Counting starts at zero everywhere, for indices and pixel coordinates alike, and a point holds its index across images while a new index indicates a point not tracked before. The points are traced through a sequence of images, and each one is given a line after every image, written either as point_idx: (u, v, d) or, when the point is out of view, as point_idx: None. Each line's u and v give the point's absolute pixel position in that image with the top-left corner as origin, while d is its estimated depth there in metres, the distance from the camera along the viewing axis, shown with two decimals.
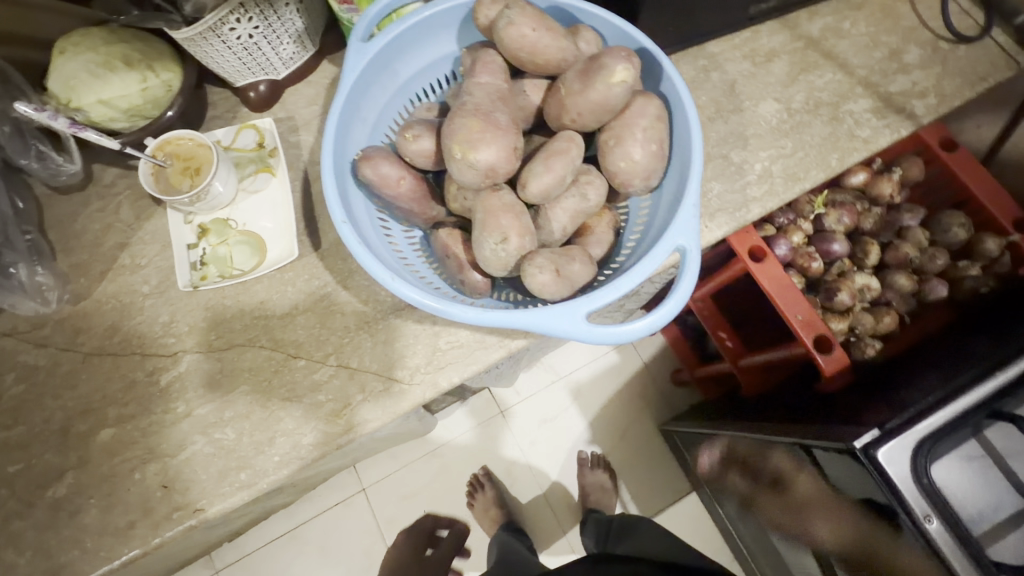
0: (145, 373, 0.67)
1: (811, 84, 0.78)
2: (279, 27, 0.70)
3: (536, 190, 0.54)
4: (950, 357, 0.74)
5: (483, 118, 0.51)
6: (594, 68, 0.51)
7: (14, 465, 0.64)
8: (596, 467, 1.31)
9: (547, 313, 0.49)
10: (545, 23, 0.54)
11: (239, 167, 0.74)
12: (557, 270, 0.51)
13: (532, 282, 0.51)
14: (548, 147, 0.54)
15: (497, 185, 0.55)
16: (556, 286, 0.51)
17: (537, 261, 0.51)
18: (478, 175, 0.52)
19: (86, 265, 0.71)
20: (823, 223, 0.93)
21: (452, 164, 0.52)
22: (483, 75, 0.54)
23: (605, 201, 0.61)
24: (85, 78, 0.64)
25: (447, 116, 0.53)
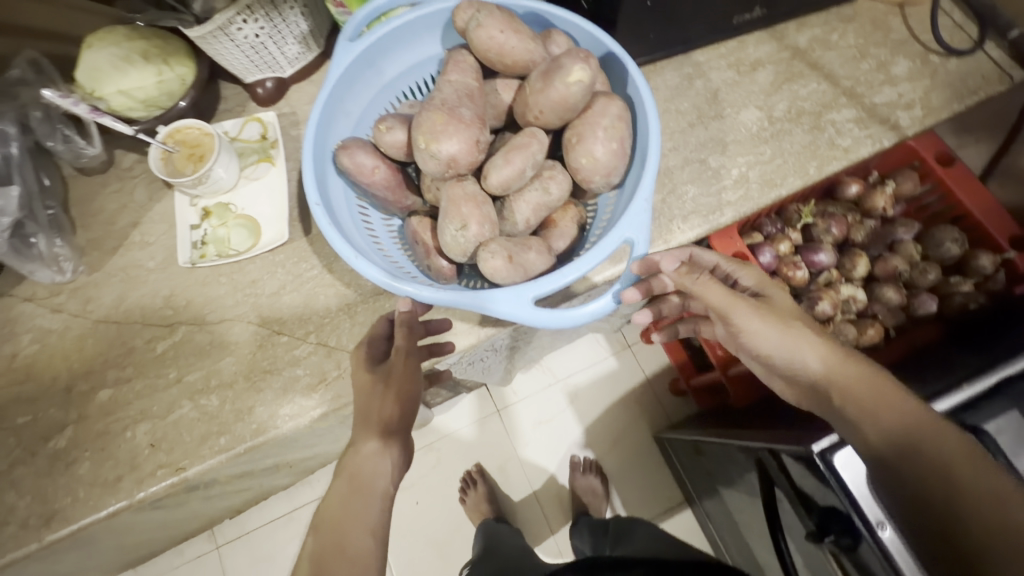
0: (144, 340, 0.73)
1: (795, 93, 0.79)
2: (285, 28, 0.76)
3: (497, 181, 0.57)
4: (928, 370, 0.73)
5: (448, 112, 0.55)
6: (553, 67, 0.54)
7: (22, 417, 0.71)
8: (588, 472, 1.31)
9: (492, 294, 0.52)
10: (513, 27, 0.57)
11: (243, 156, 0.80)
12: (509, 257, 0.54)
13: (485, 267, 0.54)
14: (510, 142, 0.57)
15: (462, 176, 0.58)
16: (508, 271, 0.54)
17: (490, 247, 0.54)
18: (440, 164, 0.55)
19: (101, 240, 0.78)
20: (811, 233, 0.93)
21: (418, 155, 0.56)
22: (453, 74, 0.58)
23: (570, 196, 0.64)
24: (108, 70, 0.71)
25: (416, 109, 0.56)
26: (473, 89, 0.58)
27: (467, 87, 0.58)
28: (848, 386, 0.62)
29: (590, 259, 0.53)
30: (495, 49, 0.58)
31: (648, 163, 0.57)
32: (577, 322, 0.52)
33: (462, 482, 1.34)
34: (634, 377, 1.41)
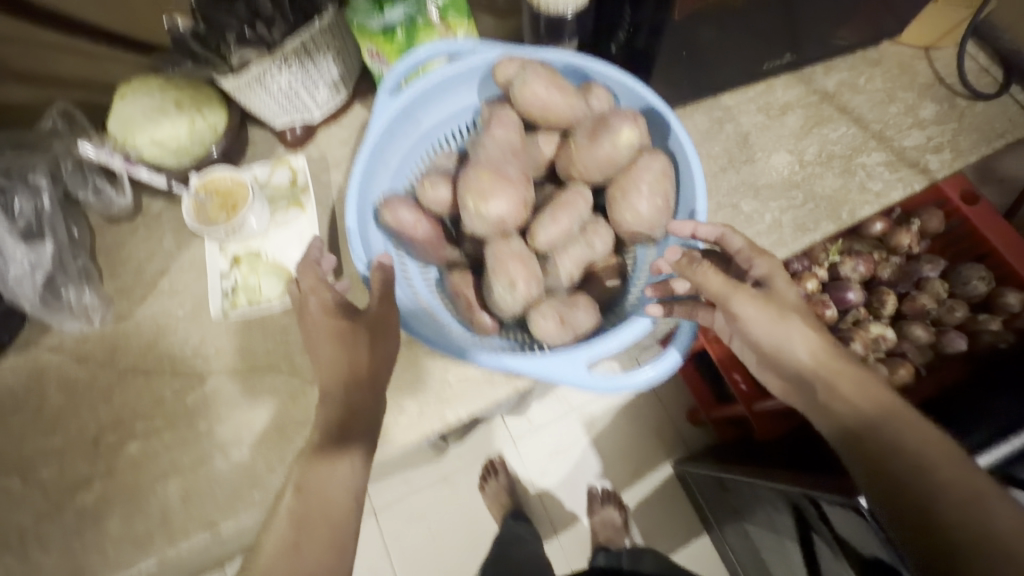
0: (173, 390, 0.71)
1: (825, 137, 0.80)
2: (318, 76, 0.76)
3: (544, 241, 0.57)
4: (968, 416, 0.73)
5: (493, 170, 0.54)
6: (601, 127, 0.55)
7: (48, 469, 0.68)
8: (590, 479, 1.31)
9: (544, 356, 0.53)
10: (558, 85, 0.57)
11: (272, 203, 0.80)
12: (562, 319, 0.55)
13: (536, 329, 0.55)
14: (557, 200, 0.58)
15: (507, 232, 0.57)
16: (560, 333, 0.55)
17: (542, 309, 0.55)
18: (488, 224, 0.55)
19: (130, 289, 0.77)
20: (838, 271, 0.93)
21: (465, 214, 0.56)
22: (498, 130, 0.57)
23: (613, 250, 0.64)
24: (139, 120, 0.70)
25: (462, 167, 0.56)
26: (518, 146, 0.58)
27: (511, 143, 0.57)
28: (833, 382, 0.56)
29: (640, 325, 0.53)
30: (540, 108, 0.58)
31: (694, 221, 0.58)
32: (623, 389, 0.53)
33: (484, 470, 1.36)
34: (652, 406, 1.40)
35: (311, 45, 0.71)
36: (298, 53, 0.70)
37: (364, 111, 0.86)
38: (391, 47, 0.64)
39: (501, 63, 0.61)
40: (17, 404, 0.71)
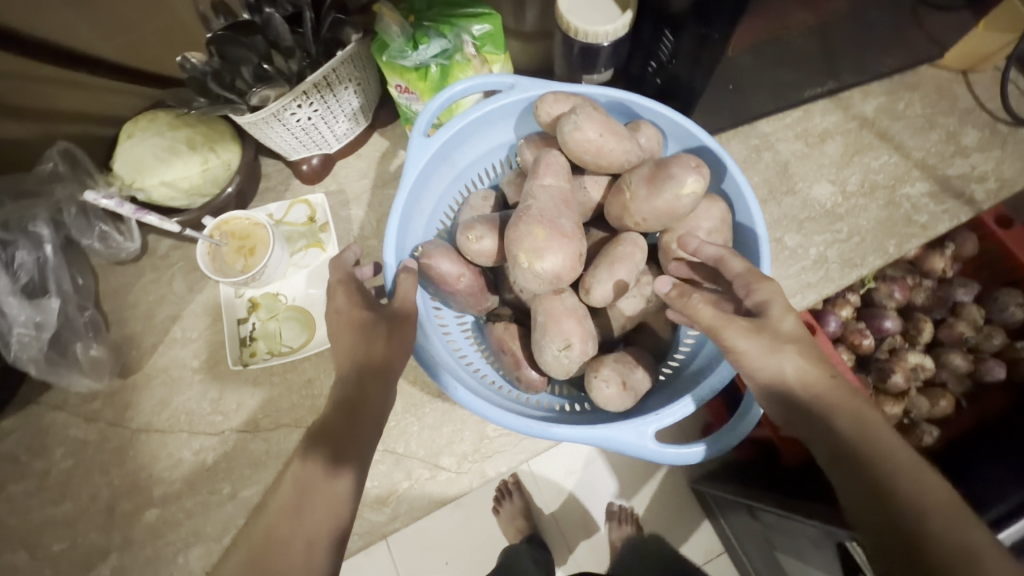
0: (191, 452, 0.68)
1: (866, 166, 0.78)
2: (337, 107, 0.70)
3: (600, 297, 0.53)
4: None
5: (549, 225, 0.51)
6: (661, 175, 0.51)
7: (59, 543, 0.65)
8: (620, 515, 0.79)
9: (614, 428, 0.49)
10: (611, 128, 0.54)
11: (290, 241, 0.75)
12: (623, 382, 0.52)
13: (598, 394, 0.53)
14: (611, 252, 0.54)
15: (559, 288, 0.54)
16: (621, 397, 0.53)
17: (604, 372, 0.53)
18: (543, 282, 0.52)
19: (138, 337, 0.72)
20: (872, 297, 0.87)
21: (517, 272, 0.52)
22: (547, 177, 0.54)
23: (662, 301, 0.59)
24: (151, 162, 0.66)
25: (510, 219, 0.52)
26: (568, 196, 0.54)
27: (561, 191, 0.54)
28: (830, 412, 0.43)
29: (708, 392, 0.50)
30: (593, 153, 0.54)
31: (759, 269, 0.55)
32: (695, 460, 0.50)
33: None
34: None
35: (333, 77, 0.65)
36: (319, 86, 0.64)
37: (383, 139, 0.80)
38: (425, 85, 0.62)
39: (544, 101, 0.57)
40: (21, 470, 0.67)
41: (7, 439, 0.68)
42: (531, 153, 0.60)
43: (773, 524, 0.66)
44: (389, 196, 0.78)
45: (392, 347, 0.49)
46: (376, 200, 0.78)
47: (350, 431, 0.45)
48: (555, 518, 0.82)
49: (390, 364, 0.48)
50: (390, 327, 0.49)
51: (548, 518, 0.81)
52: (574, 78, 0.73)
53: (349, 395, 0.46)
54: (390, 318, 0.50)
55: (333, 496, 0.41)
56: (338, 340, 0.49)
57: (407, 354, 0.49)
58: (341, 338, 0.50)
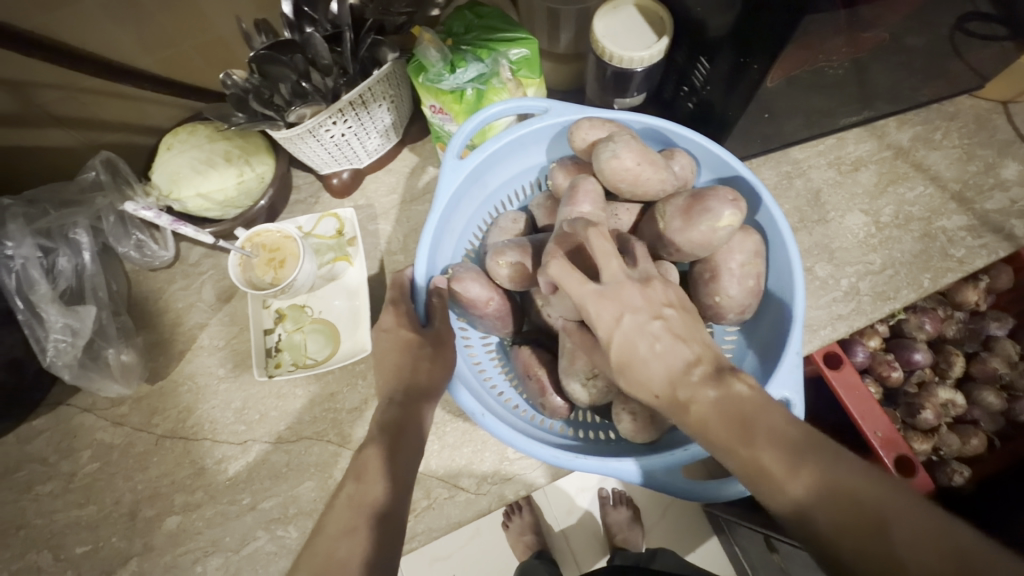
0: (214, 460, 0.69)
1: (901, 196, 0.76)
2: (370, 124, 0.71)
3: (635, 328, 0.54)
4: None
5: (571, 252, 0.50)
6: (696, 206, 0.52)
7: (82, 546, 0.67)
8: (620, 506, 0.78)
9: (638, 462, 0.50)
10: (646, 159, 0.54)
11: (318, 254, 0.75)
12: (651, 417, 0.53)
13: (625, 426, 0.54)
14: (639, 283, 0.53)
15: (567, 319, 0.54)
16: (649, 431, 0.54)
17: (631, 406, 0.53)
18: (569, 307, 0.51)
19: (166, 343, 0.73)
20: (902, 328, 0.83)
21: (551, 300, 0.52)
22: (585, 204, 0.54)
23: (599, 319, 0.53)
24: (187, 174, 0.67)
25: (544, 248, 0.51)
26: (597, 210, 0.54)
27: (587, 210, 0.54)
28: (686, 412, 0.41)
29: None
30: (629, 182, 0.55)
31: (792, 304, 0.55)
32: (717, 502, 0.50)
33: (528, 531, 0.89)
34: None
35: (368, 95, 0.66)
36: (354, 104, 0.65)
37: (413, 155, 0.81)
38: (459, 107, 0.62)
39: (579, 127, 0.57)
40: (49, 471, 0.69)
41: (38, 439, 0.70)
42: (564, 179, 0.61)
43: (791, 555, 0.64)
44: (417, 212, 0.79)
45: (436, 372, 0.52)
46: (404, 216, 0.79)
47: (393, 449, 0.46)
48: (564, 534, 0.80)
49: (433, 390, 0.51)
50: (435, 352, 0.53)
51: (557, 534, 0.79)
52: (606, 100, 0.73)
53: (398, 414, 0.49)
54: (436, 342, 0.54)
55: (370, 497, 0.43)
56: (384, 360, 0.53)
57: (447, 380, 0.52)
58: (388, 358, 0.53)
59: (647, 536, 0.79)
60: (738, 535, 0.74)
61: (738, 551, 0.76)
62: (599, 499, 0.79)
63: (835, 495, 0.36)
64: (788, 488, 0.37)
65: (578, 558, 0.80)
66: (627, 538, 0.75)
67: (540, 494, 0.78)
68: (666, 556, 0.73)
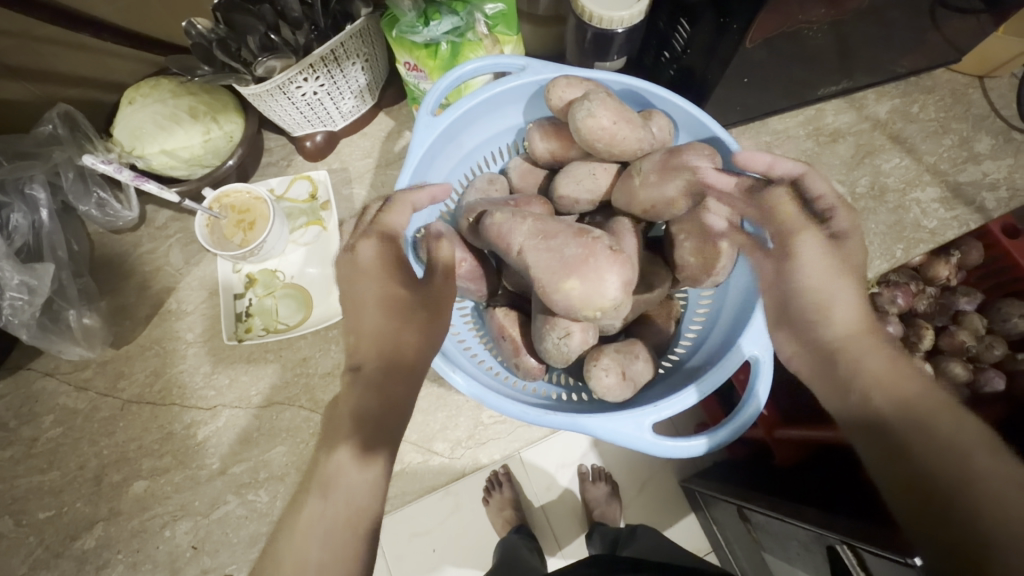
0: (183, 425, 0.68)
1: (877, 168, 0.77)
2: (344, 84, 0.69)
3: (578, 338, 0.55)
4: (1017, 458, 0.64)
5: (559, 254, 0.50)
6: (589, 270, 0.49)
7: (45, 511, 0.65)
8: (598, 482, 0.77)
9: (613, 420, 0.50)
10: (542, 233, 0.52)
11: (290, 219, 0.73)
12: (622, 373, 0.54)
13: (597, 384, 0.54)
14: (544, 265, 0.51)
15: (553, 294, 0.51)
16: (619, 387, 0.54)
17: (603, 363, 0.54)
18: (520, 253, 0.52)
19: (132, 307, 0.71)
20: (875, 302, 0.79)
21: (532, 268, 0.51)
22: (541, 145, 0.61)
23: (556, 290, 0.51)
24: (151, 130, 0.65)
25: (567, 240, 0.51)
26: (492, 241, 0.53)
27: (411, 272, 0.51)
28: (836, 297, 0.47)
29: (712, 330, 0.59)
30: (554, 297, 0.51)
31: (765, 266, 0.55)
32: (721, 446, 0.50)
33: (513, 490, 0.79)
34: None
35: (340, 51, 0.64)
36: (326, 60, 0.63)
37: (389, 119, 0.79)
38: (434, 63, 0.61)
39: (556, 84, 0.56)
40: (10, 436, 0.67)
41: None
42: (542, 143, 0.60)
43: (765, 527, 0.64)
44: (392, 176, 0.77)
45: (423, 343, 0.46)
46: (380, 180, 0.77)
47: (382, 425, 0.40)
48: (544, 510, 0.80)
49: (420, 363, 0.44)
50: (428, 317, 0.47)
51: (537, 511, 0.79)
52: (586, 65, 0.72)
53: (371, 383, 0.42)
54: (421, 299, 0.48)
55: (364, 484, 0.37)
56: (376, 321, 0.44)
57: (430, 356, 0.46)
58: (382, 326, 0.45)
59: (625, 512, 0.79)
60: (714, 509, 0.73)
61: (716, 530, 0.75)
62: (579, 475, 0.79)
63: (949, 439, 0.37)
64: (910, 409, 0.39)
65: (557, 535, 0.80)
66: (605, 513, 0.75)
67: (516, 465, 0.78)
68: (646, 536, 0.71)
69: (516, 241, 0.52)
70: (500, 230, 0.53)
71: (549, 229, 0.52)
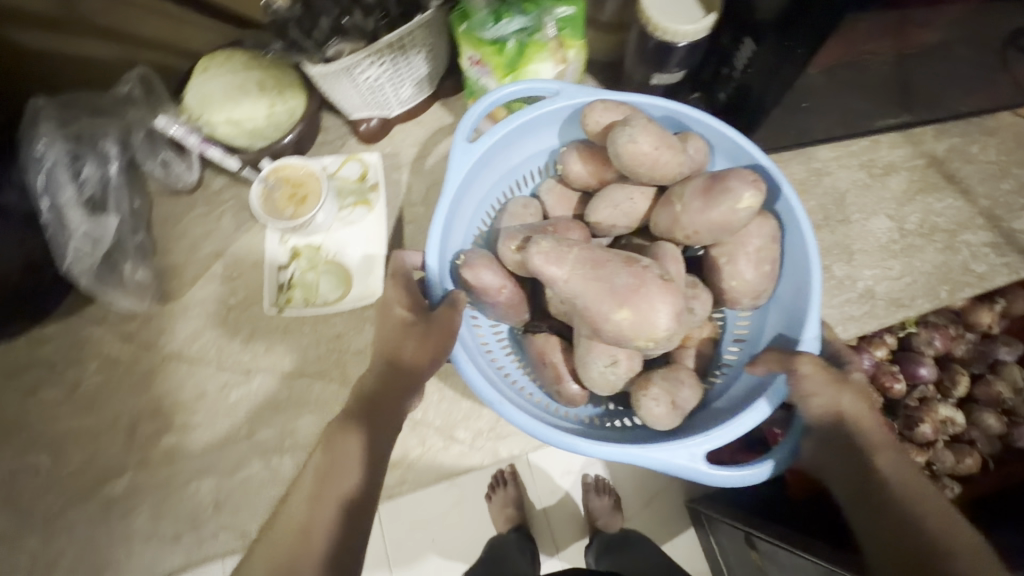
0: (217, 386, 0.70)
1: (928, 206, 0.76)
2: (406, 71, 0.70)
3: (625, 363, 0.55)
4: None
5: (609, 283, 0.51)
6: (640, 299, 0.51)
7: (80, 453, 0.68)
8: (602, 494, 0.76)
9: (664, 453, 0.50)
10: (591, 262, 0.52)
11: (340, 196, 0.76)
12: (671, 402, 0.55)
13: (646, 411, 0.55)
14: (595, 293, 0.52)
15: (603, 321, 0.52)
16: (669, 416, 0.55)
17: (652, 392, 0.55)
18: (568, 284, 0.52)
19: (180, 268, 0.73)
20: (910, 340, 0.72)
21: (581, 295, 0.52)
22: (576, 166, 0.61)
23: (605, 317, 0.52)
24: (220, 98, 0.68)
25: (616, 267, 0.52)
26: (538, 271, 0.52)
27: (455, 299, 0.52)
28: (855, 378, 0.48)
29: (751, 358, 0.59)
30: (603, 325, 0.52)
31: (809, 289, 0.55)
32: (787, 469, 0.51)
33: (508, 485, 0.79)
34: None
35: (407, 40, 0.65)
36: (393, 47, 0.65)
37: (444, 110, 0.80)
38: (499, 59, 0.62)
39: (593, 110, 0.58)
40: (55, 378, 0.70)
41: (47, 347, 0.71)
42: (577, 165, 0.61)
43: (771, 555, 0.63)
44: (441, 167, 0.79)
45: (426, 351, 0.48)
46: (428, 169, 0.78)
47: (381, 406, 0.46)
48: (546, 514, 0.79)
49: (420, 368, 0.47)
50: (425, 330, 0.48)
51: (538, 513, 0.79)
52: (643, 75, 0.73)
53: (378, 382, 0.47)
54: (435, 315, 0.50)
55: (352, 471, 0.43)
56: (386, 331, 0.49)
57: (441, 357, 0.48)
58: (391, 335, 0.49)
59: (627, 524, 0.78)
60: (718, 531, 0.72)
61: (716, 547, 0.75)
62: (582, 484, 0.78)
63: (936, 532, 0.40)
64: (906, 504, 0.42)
65: (556, 538, 0.79)
66: (608, 524, 0.75)
67: (523, 467, 0.78)
68: (638, 546, 0.73)
69: (563, 271, 0.52)
70: (548, 260, 0.52)
71: (598, 258, 0.52)
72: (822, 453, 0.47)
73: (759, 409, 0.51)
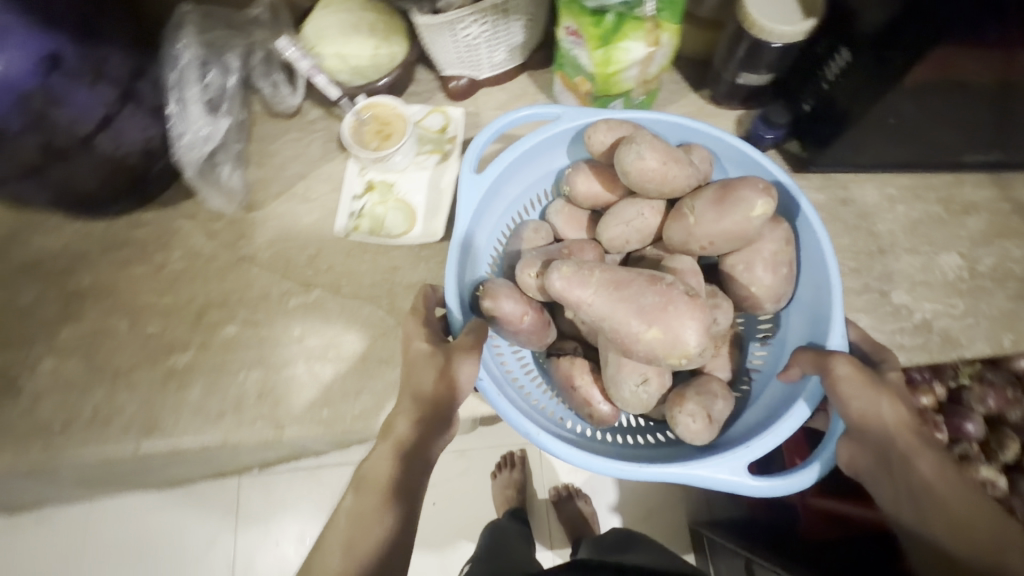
0: (279, 291, 0.76)
1: (1006, 251, 0.73)
2: (503, 35, 0.75)
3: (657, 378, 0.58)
4: None
5: (637, 304, 0.53)
6: (670, 317, 0.53)
7: (153, 325, 0.76)
8: None
9: (702, 473, 0.52)
10: (615, 283, 0.55)
11: (419, 143, 0.80)
12: (707, 416, 0.56)
13: (685, 428, 0.56)
14: (625, 310, 0.54)
15: (631, 337, 0.54)
16: (707, 430, 0.56)
17: (688, 407, 0.56)
18: (597, 307, 0.55)
19: (267, 181, 0.81)
20: (962, 395, 0.75)
21: (607, 312, 0.54)
22: (581, 185, 0.65)
23: (633, 334, 0.54)
24: (334, 34, 0.73)
25: (646, 285, 0.54)
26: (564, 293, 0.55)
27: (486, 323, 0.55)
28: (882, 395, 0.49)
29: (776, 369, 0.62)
30: (634, 346, 0.55)
31: (829, 291, 0.57)
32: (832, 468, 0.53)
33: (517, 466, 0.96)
34: None
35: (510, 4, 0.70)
36: (497, 9, 0.69)
37: (530, 81, 0.84)
38: (595, 31, 0.65)
39: (597, 131, 0.62)
40: (145, 256, 0.78)
41: (143, 228, 0.79)
42: (583, 183, 0.65)
43: None
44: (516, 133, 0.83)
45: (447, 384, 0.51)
46: None
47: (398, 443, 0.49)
48: None
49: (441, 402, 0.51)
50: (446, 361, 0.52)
51: None
52: (730, 73, 0.74)
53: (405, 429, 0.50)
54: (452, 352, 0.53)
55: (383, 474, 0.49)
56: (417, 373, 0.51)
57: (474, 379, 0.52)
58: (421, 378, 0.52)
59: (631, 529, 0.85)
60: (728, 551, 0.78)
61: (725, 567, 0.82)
62: None
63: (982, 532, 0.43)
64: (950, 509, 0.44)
65: None
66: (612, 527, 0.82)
67: None
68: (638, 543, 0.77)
69: (593, 291, 0.55)
70: (577, 281, 0.55)
71: (621, 279, 0.55)
72: (859, 458, 0.49)
73: (798, 410, 0.53)
